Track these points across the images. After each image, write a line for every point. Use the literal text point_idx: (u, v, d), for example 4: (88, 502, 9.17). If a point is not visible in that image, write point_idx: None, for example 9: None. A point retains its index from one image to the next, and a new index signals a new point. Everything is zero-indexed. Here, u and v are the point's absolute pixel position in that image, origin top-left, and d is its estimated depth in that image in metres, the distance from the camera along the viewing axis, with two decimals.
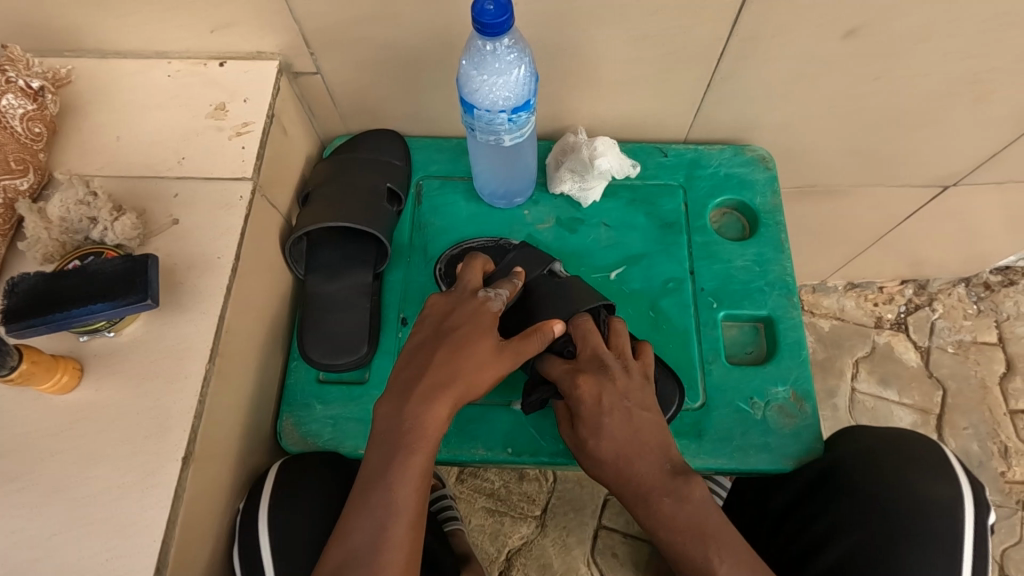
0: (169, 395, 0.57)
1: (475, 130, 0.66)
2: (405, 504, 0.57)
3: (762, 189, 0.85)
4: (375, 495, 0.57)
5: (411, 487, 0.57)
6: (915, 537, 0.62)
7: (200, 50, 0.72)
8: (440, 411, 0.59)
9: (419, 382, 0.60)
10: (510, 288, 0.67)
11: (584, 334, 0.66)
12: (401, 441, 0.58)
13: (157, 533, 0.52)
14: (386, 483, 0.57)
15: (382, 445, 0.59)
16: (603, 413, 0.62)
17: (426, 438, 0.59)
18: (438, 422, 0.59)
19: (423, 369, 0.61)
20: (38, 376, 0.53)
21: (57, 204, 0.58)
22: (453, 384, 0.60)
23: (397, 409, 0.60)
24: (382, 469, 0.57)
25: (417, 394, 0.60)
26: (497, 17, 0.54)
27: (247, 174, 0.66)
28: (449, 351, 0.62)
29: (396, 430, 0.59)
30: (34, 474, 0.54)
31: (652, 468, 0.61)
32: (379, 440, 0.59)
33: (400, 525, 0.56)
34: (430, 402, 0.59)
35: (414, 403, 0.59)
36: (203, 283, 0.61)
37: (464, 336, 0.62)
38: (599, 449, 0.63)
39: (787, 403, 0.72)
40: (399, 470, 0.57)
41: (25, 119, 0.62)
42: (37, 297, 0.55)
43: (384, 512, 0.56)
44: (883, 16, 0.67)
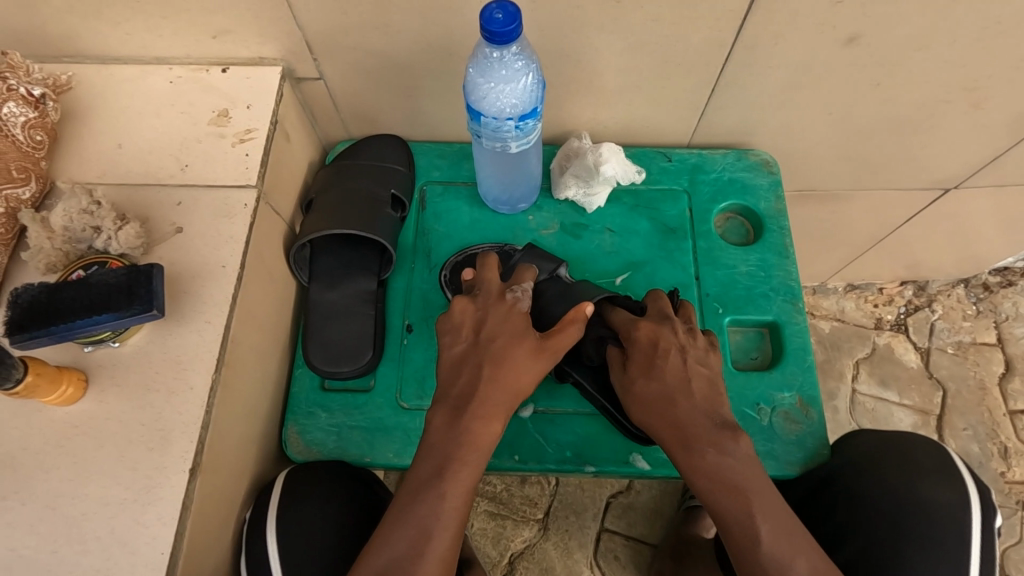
0: (174, 406, 0.57)
1: (481, 135, 0.65)
2: (452, 518, 0.57)
3: (765, 194, 0.85)
4: (424, 506, 0.57)
5: (460, 500, 0.58)
6: (922, 542, 0.62)
7: (201, 56, 0.72)
8: (493, 427, 0.61)
9: (473, 398, 0.61)
10: (530, 278, 0.68)
11: (655, 298, 0.70)
12: (453, 454, 0.59)
13: (164, 546, 0.52)
14: (438, 495, 0.57)
15: (432, 459, 0.59)
16: (658, 356, 0.65)
17: (478, 450, 0.60)
18: (490, 437, 0.61)
19: (472, 383, 0.62)
20: (43, 388, 0.53)
21: (60, 213, 0.58)
22: (502, 396, 0.61)
23: (453, 422, 0.60)
24: (432, 481, 0.58)
25: (472, 409, 0.60)
26: (504, 26, 0.54)
27: (251, 181, 0.66)
28: (492, 366, 0.62)
29: (451, 444, 0.59)
30: (38, 487, 0.54)
31: (694, 413, 0.62)
32: (428, 453, 0.60)
33: (445, 536, 0.56)
34: (482, 419, 0.60)
35: (473, 419, 0.60)
36: (207, 293, 0.61)
37: (504, 348, 0.63)
38: (646, 390, 0.64)
39: (792, 409, 0.72)
40: (452, 484, 0.58)
41: (26, 127, 0.62)
42: (40, 307, 0.54)
43: (431, 523, 0.56)
44: (886, 24, 0.67)
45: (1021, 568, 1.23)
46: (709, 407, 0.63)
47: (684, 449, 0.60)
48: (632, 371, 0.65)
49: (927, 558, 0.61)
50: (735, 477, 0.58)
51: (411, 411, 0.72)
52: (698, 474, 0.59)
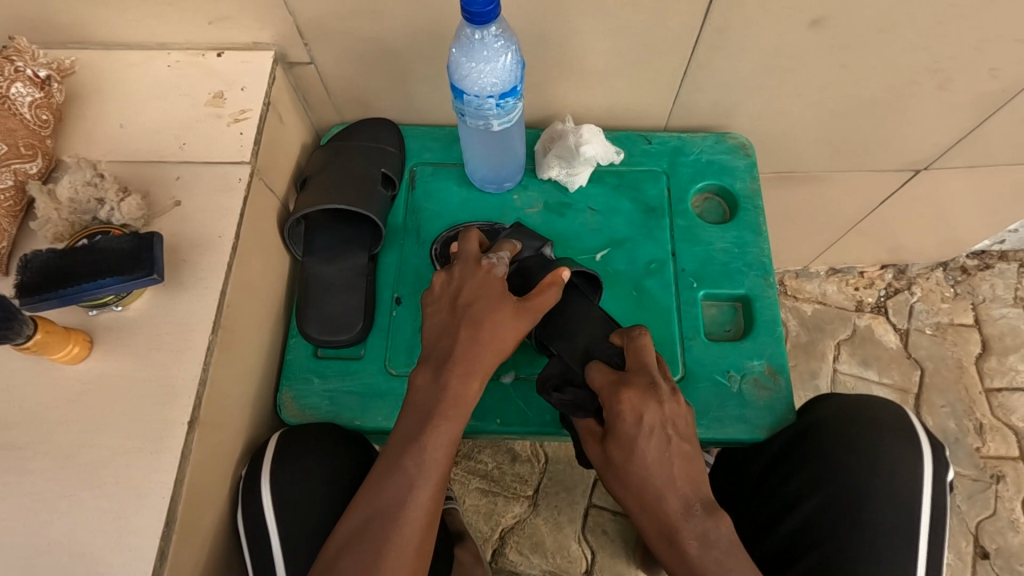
0: (175, 364, 0.60)
1: (464, 115, 0.69)
2: (435, 468, 0.61)
3: (742, 175, 0.89)
4: (408, 458, 0.61)
5: (442, 452, 0.62)
6: (874, 500, 0.66)
7: (198, 41, 0.76)
8: (475, 384, 0.65)
9: (453, 357, 0.65)
10: (508, 250, 0.73)
11: (637, 352, 0.66)
12: (436, 410, 0.63)
13: (165, 492, 0.56)
14: (420, 449, 0.61)
15: (416, 415, 0.63)
16: (639, 436, 0.63)
17: (460, 406, 0.64)
18: (473, 394, 0.65)
19: (450, 346, 0.66)
20: (52, 346, 0.57)
21: (66, 186, 0.61)
22: (482, 354, 0.66)
23: (436, 380, 0.64)
24: (416, 435, 0.62)
25: (453, 366, 0.65)
26: (483, 6, 0.57)
27: (245, 158, 0.70)
28: (470, 328, 0.66)
29: (435, 401, 0.63)
30: (48, 440, 0.58)
31: (672, 487, 0.62)
32: (414, 410, 0.64)
33: (427, 486, 0.61)
34: (464, 377, 0.64)
35: (455, 377, 0.64)
36: (205, 262, 0.65)
37: (481, 311, 0.67)
38: (625, 471, 0.64)
39: (762, 376, 0.76)
40: (434, 439, 0.62)
41: (33, 107, 0.65)
42: (48, 272, 0.58)
43: (416, 474, 0.61)
44: (844, 6, 0.71)
45: (994, 539, 1.27)
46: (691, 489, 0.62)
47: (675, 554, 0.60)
48: (612, 449, 0.64)
49: (880, 516, 0.66)
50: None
51: (399, 377, 0.76)
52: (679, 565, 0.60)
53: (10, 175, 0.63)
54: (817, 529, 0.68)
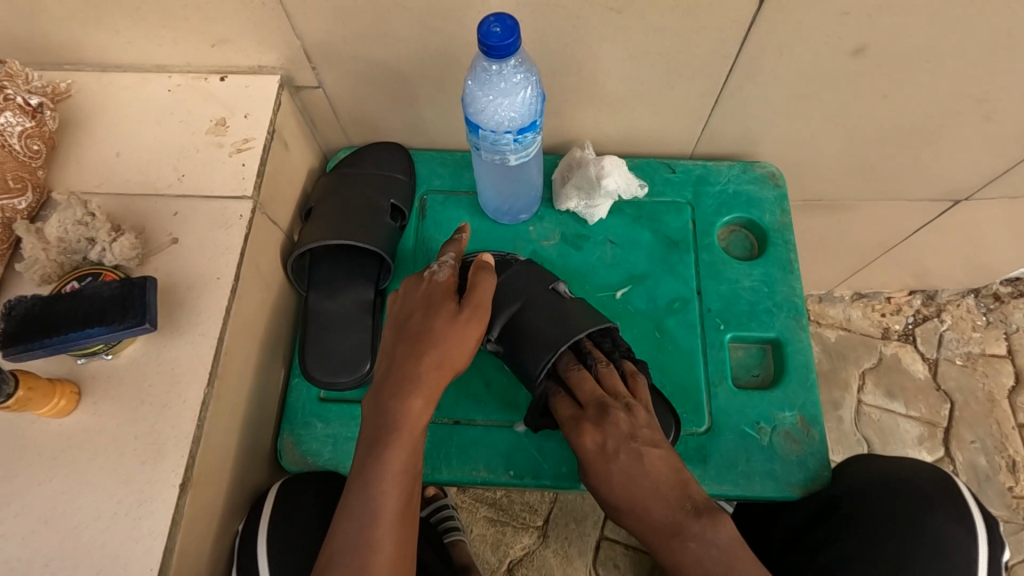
0: (167, 418, 0.56)
1: (480, 148, 0.64)
2: (388, 500, 0.57)
3: (770, 207, 0.83)
4: (354, 498, 0.57)
5: (392, 484, 0.58)
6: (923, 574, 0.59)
7: (199, 64, 0.71)
8: (416, 403, 0.61)
9: (391, 377, 0.62)
10: (453, 249, 0.69)
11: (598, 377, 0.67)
12: (376, 441, 0.59)
13: (154, 561, 0.51)
14: (366, 486, 0.57)
15: (362, 448, 0.60)
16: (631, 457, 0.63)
17: (402, 431, 0.59)
18: (417, 413, 0.61)
19: (391, 364, 0.63)
20: (35, 403, 0.53)
21: (54, 224, 0.57)
22: (423, 370, 0.62)
23: (374, 407, 0.61)
24: (361, 472, 0.58)
25: (392, 387, 0.62)
26: (503, 40, 0.53)
27: (247, 192, 0.66)
28: (410, 343, 0.63)
29: (375, 429, 0.60)
30: (29, 500, 0.54)
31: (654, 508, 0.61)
32: (360, 443, 0.61)
33: (387, 519, 0.57)
34: (405, 398, 0.60)
35: (393, 402, 0.61)
36: (201, 305, 0.60)
37: (423, 322, 0.64)
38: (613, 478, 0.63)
39: (793, 428, 0.70)
40: (380, 472, 0.58)
41: (24, 136, 0.61)
42: (32, 319, 0.54)
43: (367, 515, 0.56)
44: (891, 36, 0.66)
45: None
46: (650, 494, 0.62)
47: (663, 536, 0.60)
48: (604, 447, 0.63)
49: None
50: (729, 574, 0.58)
51: None
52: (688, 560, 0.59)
53: None
54: None
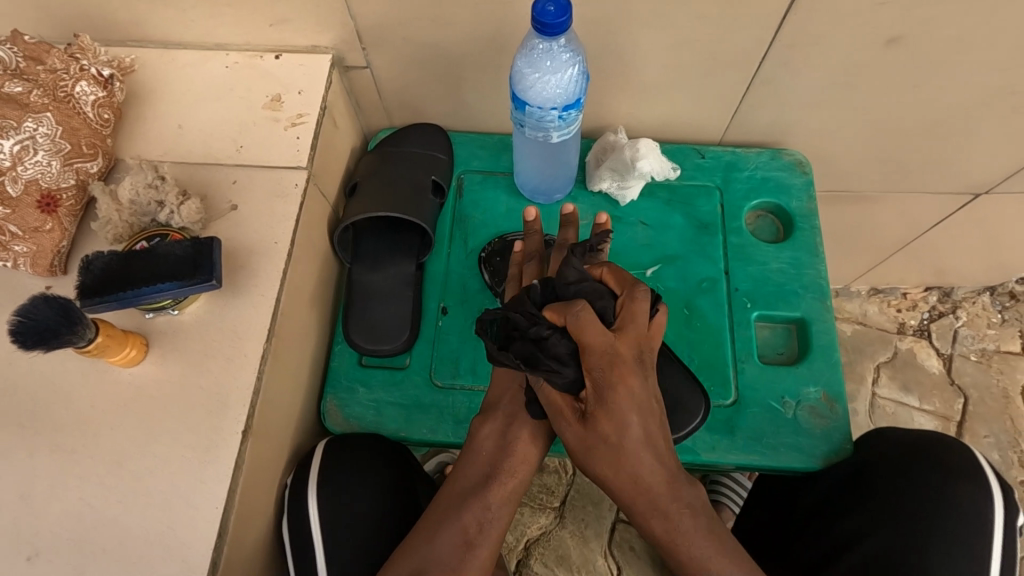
0: (229, 371, 0.60)
1: (524, 125, 0.67)
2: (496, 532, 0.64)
3: (798, 194, 0.86)
4: (469, 512, 0.64)
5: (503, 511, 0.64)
6: (949, 537, 0.63)
7: (256, 43, 0.75)
8: (541, 444, 0.67)
9: (525, 410, 0.67)
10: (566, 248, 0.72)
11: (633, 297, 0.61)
12: (501, 467, 0.66)
13: (219, 502, 0.55)
14: (483, 510, 0.64)
15: (478, 471, 0.66)
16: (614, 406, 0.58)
17: (524, 462, 0.66)
18: (538, 448, 0.67)
19: (516, 389, 0.68)
20: (111, 349, 0.56)
21: (128, 187, 0.61)
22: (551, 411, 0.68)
23: (502, 433, 0.67)
24: (478, 493, 0.65)
25: (523, 420, 0.67)
26: (556, 18, 0.56)
27: (302, 164, 0.69)
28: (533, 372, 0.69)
29: (500, 457, 0.66)
30: (102, 442, 0.57)
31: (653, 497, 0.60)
32: (473, 462, 0.67)
33: (485, 546, 0.63)
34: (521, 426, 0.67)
35: (529, 432, 0.66)
36: (260, 267, 0.64)
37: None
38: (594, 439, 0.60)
39: (818, 404, 0.73)
40: (493, 494, 0.64)
41: (96, 105, 0.65)
42: (108, 274, 0.58)
43: (474, 536, 0.63)
44: (923, 27, 0.68)
45: None
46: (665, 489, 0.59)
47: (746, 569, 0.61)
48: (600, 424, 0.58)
49: (953, 553, 0.63)
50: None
51: (445, 390, 0.75)
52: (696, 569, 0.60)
53: (72, 174, 0.63)
54: (882, 565, 0.64)
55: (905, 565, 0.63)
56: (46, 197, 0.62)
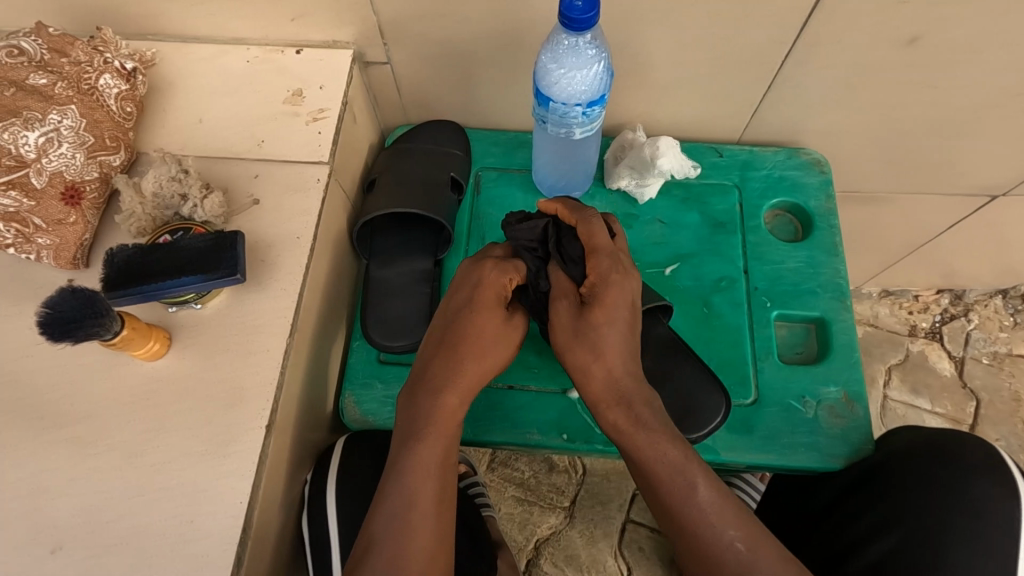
0: (251, 365, 0.60)
1: (547, 121, 0.67)
2: (420, 499, 0.57)
3: (815, 193, 0.86)
4: (391, 488, 0.58)
5: (422, 477, 0.58)
6: (966, 534, 0.62)
7: (277, 38, 0.75)
8: (451, 401, 0.61)
9: (426, 377, 0.62)
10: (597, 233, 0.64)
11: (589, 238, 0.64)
12: (411, 434, 0.60)
13: (241, 496, 0.55)
14: (400, 479, 0.58)
15: (397, 440, 0.60)
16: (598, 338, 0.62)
17: (437, 427, 0.60)
18: (451, 410, 0.61)
19: (431, 360, 0.63)
20: (137, 342, 0.56)
21: (151, 180, 0.61)
22: (459, 375, 0.62)
23: (410, 406, 0.61)
24: (395, 465, 0.58)
25: (422, 388, 0.62)
26: (584, 13, 0.56)
27: (323, 159, 0.69)
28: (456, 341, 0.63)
29: (409, 425, 0.60)
30: (124, 435, 0.57)
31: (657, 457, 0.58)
32: (397, 436, 0.61)
33: (421, 518, 0.56)
34: (437, 394, 0.61)
35: (426, 399, 0.61)
36: (282, 262, 0.64)
37: (464, 327, 0.63)
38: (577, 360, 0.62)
39: (837, 404, 0.73)
40: (414, 464, 0.58)
41: (119, 98, 0.65)
42: (131, 267, 0.57)
43: (402, 507, 0.56)
44: (947, 26, 0.68)
45: None
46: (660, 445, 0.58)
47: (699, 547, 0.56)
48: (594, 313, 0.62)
49: (972, 550, 0.61)
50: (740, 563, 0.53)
51: None
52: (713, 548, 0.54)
53: (95, 167, 0.63)
54: (897, 563, 0.63)
55: (922, 563, 0.62)
56: (69, 189, 0.61)
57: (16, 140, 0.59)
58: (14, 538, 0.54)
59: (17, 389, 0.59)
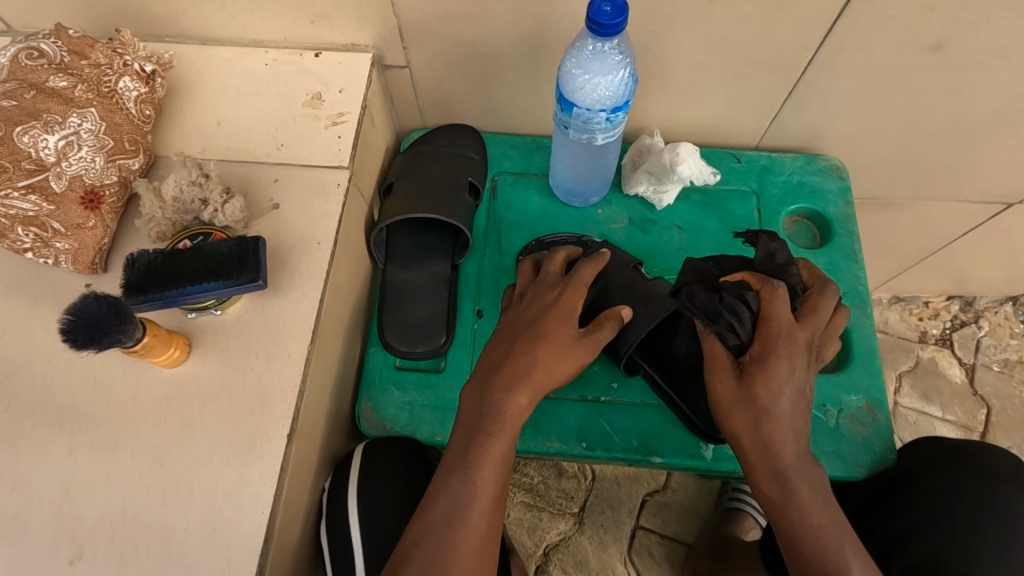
0: (273, 371, 0.59)
1: (569, 127, 0.67)
2: (484, 488, 0.59)
3: (834, 199, 0.85)
4: (455, 476, 0.59)
5: (489, 470, 0.59)
6: (998, 540, 0.62)
7: (296, 40, 0.74)
8: (521, 398, 0.62)
9: (501, 369, 0.63)
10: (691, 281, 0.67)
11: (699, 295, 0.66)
12: (480, 426, 0.61)
13: (263, 505, 0.54)
14: (466, 469, 0.59)
15: (464, 432, 0.61)
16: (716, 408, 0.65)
17: (505, 423, 0.61)
18: (520, 407, 0.62)
19: (504, 356, 0.64)
20: (157, 350, 0.55)
21: (171, 184, 0.60)
22: (533, 370, 0.62)
23: (480, 396, 0.62)
24: (463, 454, 0.60)
25: (501, 380, 0.62)
26: (613, 18, 0.55)
27: (343, 162, 0.68)
28: (528, 341, 0.64)
29: (478, 417, 0.61)
30: (145, 443, 0.56)
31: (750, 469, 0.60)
32: (461, 427, 0.62)
33: (478, 505, 0.58)
34: (510, 391, 0.61)
35: (498, 392, 0.62)
36: (303, 267, 0.63)
37: (542, 328, 0.64)
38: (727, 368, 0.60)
39: (859, 412, 0.72)
40: (479, 456, 0.59)
41: (138, 101, 0.64)
42: (153, 271, 0.57)
43: (463, 493, 0.58)
44: (974, 31, 0.67)
45: None
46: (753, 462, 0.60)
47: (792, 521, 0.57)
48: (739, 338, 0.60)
49: (1004, 557, 0.61)
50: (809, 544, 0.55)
51: None
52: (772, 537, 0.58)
53: (114, 170, 0.62)
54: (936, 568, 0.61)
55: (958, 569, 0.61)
56: (88, 193, 0.61)
57: (36, 144, 0.59)
58: (34, 547, 0.53)
59: (35, 395, 0.58)
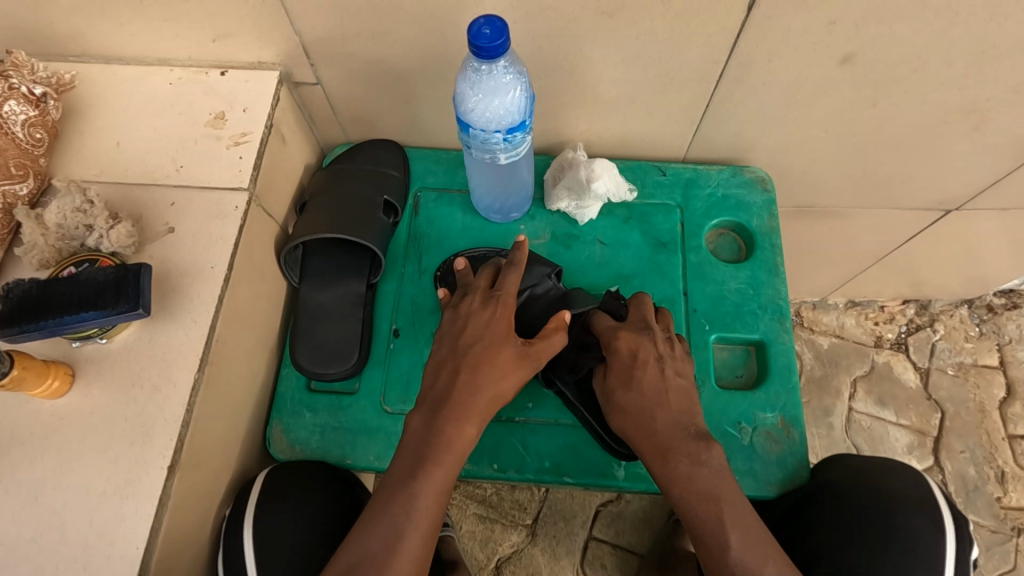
0: (157, 403, 0.58)
1: (470, 146, 0.66)
2: (424, 516, 0.58)
3: (759, 212, 0.84)
4: (397, 503, 0.58)
5: (433, 500, 0.58)
6: (899, 564, 0.62)
7: (201, 58, 0.73)
8: (469, 429, 0.61)
9: (449, 399, 0.62)
10: (642, 309, 0.70)
11: (637, 306, 0.70)
12: (426, 455, 0.59)
13: (140, 541, 0.53)
14: (410, 497, 0.58)
15: (407, 461, 0.60)
16: (636, 366, 0.66)
17: (452, 452, 0.60)
18: (466, 439, 0.61)
19: (449, 383, 0.63)
20: (28, 382, 0.54)
21: (55, 211, 0.59)
22: (478, 399, 0.62)
23: (428, 424, 0.61)
24: (406, 481, 0.58)
25: (447, 412, 0.61)
26: (492, 41, 0.54)
27: (243, 184, 0.67)
28: (470, 368, 0.63)
29: (424, 445, 0.60)
30: (21, 477, 0.55)
31: (667, 423, 0.63)
32: (404, 454, 0.61)
33: (417, 536, 0.57)
34: (459, 422, 0.61)
35: (448, 423, 0.60)
36: (195, 293, 0.62)
37: (483, 353, 0.63)
38: (626, 395, 0.65)
39: (774, 429, 0.72)
40: (423, 485, 0.58)
41: (27, 125, 0.63)
42: (29, 302, 0.56)
43: (404, 521, 0.57)
44: (878, 44, 0.67)
45: None
46: (686, 416, 0.64)
47: (693, 514, 0.60)
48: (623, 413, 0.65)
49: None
50: (703, 486, 0.60)
51: (394, 415, 0.73)
52: (665, 475, 0.61)
53: None
54: None
55: None
56: None
57: None
58: None
59: None
